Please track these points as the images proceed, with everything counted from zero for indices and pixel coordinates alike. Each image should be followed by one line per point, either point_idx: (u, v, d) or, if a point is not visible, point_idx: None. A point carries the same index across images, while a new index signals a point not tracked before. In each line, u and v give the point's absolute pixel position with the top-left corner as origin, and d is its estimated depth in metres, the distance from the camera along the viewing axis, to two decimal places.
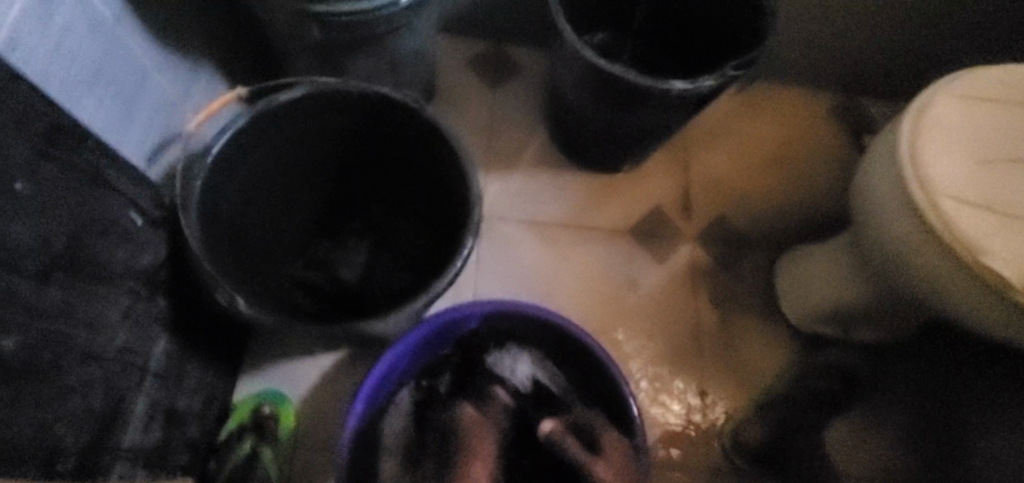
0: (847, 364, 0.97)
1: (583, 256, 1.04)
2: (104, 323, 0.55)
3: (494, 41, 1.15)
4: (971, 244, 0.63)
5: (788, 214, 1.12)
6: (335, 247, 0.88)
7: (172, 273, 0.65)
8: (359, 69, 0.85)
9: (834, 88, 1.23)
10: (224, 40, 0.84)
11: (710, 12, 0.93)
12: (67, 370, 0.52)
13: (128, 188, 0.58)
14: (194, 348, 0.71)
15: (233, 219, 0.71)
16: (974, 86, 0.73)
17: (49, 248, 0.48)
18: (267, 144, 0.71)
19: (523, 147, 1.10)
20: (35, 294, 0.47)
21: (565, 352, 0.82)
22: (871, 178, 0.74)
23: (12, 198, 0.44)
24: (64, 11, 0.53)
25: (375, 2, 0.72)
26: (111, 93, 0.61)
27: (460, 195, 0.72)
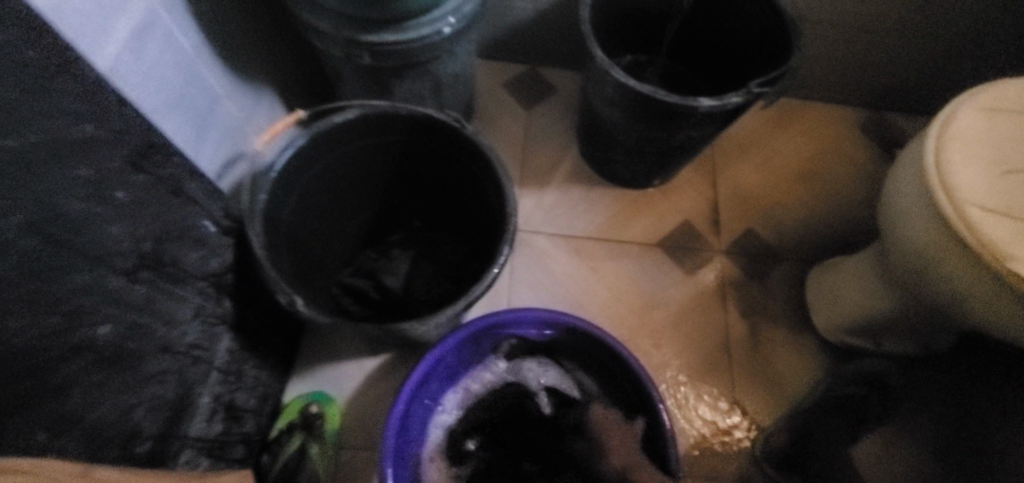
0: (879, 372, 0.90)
1: (615, 268, 1.07)
2: (181, 319, 0.61)
3: (528, 64, 1.22)
4: (998, 251, 0.64)
5: (817, 228, 1.13)
6: (380, 256, 0.94)
7: (236, 278, 0.71)
8: (404, 91, 0.91)
9: (861, 105, 1.24)
10: (281, 66, 0.92)
11: (737, 33, 0.96)
12: (149, 360, 0.58)
13: (205, 199, 0.64)
14: (252, 348, 0.77)
15: (291, 229, 0.77)
16: (998, 98, 0.74)
17: (140, 249, 0.54)
18: (324, 161, 0.77)
19: (557, 164, 1.15)
20: (128, 289, 0.53)
21: (600, 363, 0.85)
22: (899, 190, 0.76)
23: (116, 205, 0.51)
24: (153, 44, 0.61)
25: (421, 31, 0.79)
26: (189, 115, 0.68)
27: (497, 206, 0.78)
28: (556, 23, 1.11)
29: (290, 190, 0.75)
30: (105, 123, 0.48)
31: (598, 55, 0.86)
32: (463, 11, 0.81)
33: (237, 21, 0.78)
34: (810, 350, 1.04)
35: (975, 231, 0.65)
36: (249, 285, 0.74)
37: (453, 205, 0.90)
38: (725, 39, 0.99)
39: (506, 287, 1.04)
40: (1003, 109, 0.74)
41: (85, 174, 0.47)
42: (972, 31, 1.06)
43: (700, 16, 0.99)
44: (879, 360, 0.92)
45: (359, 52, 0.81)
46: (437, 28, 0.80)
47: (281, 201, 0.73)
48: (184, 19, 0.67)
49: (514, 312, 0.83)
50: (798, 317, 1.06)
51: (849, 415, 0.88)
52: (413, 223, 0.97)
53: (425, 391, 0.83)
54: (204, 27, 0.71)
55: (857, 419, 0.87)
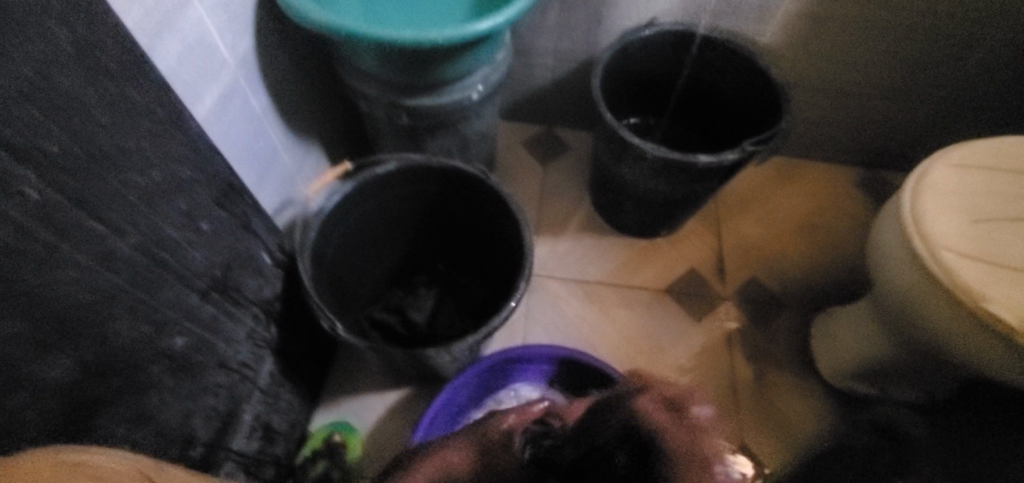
0: (894, 424, 0.93)
1: (625, 311, 1.14)
2: (235, 339, 0.70)
3: (545, 126, 1.34)
4: (972, 291, 0.69)
5: (820, 278, 1.19)
6: (408, 295, 1.02)
7: (282, 307, 0.80)
8: (434, 147, 1.03)
9: (858, 164, 1.33)
10: (329, 124, 1.05)
11: (733, 98, 1.07)
12: (208, 372, 0.66)
13: (264, 235, 0.75)
14: (289, 374, 0.85)
15: (332, 265, 0.87)
16: (966, 156, 0.82)
17: (211, 274, 0.64)
18: (365, 207, 0.88)
19: (570, 213, 1.24)
20: (198, 307, 0.63)
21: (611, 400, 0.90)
22: (884, 240, 0.83)
23: (201, 234, 0.62)
24: (232, 105, 0.73)
25: (453, 96, 0.91)
26: (254, 164, 0.80)
27: (515, 247, 0.86)
28: (570, 90, 1.24)
29: (334, 231, 0.85)
30: (201, 168, 0.61)
31: (607, 117, 0.97)
32: (490, 79, 0.94)
33: (298, 87, 0.91)
34: (818, 398, 1.07)
35: (950, 273, 0.71)
36: (292, 315, 0.83)
37: (474, 249, 0.99)
38: (724, 104, 1.10)
39: (523, 328, 1.11)
40: (973, 165, 0.82)
41: (182, 208, 0.59)
42: (952, 97, 1.15)
43: (699, 84, 1.11)
44: (897, 408, 0.98)
45: (399, 113, 0.93)
46: (467, 94, 0.92)
47: (325, 240, 0.83)
48: (257, 85, 0.79)
49: (526, 348, 0.90)
50: (805, 363, 1.10)
51: (864, 457, 0.88)
52: (436, 266, 1.06)
53: (451, 407, 0.90)
54: (272, 92, 0.84)
55: (870, 460, 0.87)
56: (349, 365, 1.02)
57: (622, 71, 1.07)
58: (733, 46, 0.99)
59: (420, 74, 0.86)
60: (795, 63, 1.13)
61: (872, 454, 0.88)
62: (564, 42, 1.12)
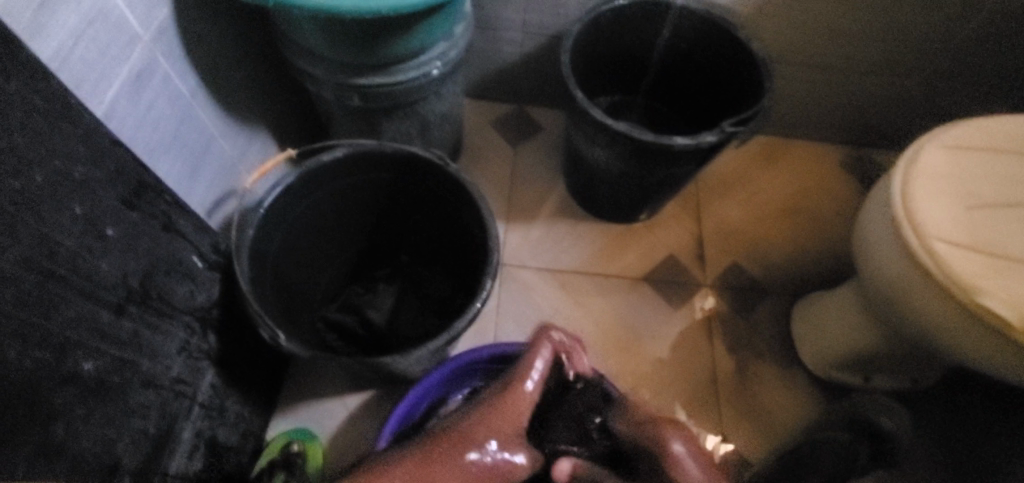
0: (867, 413, 0.83)
1: (600, 300, 1.09)
2: (165, 352, 0.63)
3: (515, 105, 1.26)
4: (966, 285, 0.65)
5: (803, 263, 1.15)
6: (368, 291, 0.96)
7: (222, 313, 0.73)
8: (393, 131, 0.95)
9: (842, 143, 1.28)
10: (276, 108, 0.96)
11: (714, 73, 1.00)
12: (132, 393, 0.59)
13: (193, 235, 0.67)
14: (235, 384, 0.78)
15: (278, 264, 0.80)
16: (959, 137, 0.77)
17: (128, 284, 0.57)
18: (314, 199, 0.80)
19: (543, 198, 1.18)
20: (113, 323, 0.56)
21: None
22: (872, 226, 0.78)
23: (107, 241, 0.54)
24: (148, 88, 0.64)
25: (408, 75, 0.83)
26: (182, 154, 0.72)
27: (478, 240, 0.80)
28: (541, 66, 1.16)
29: (278, 226, 0.77)
30: (100, 165, 0.53)
31: (578, 96, 0.89)
32: (450, 56, 0.86)
33: (235, 65, 0.82)
34: (802, 388, 1.04)
35: (943, 266, 0.66)
36: (234, 320, 0.76)
37: (438, 241, 0.92)
38: (705, 81, 1.03)
39: (493, 323, 1.05)
40: (966, 147, 0.77)
41: (83, 211, 0.51)
42: (940, 72, 1.10)
43: (677, 59, 1.04)
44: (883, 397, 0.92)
45: (349, 95, 0.85)
46: (424, 72, 0.84)
47: (267, 237, 0.75)
48: (181, 64, 0.70)
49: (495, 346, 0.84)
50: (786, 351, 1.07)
51: (840, 456, 0.80)
52: (401, 258, 0.99)
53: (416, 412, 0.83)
54: (202, 72, 0.75)
55: (848, 462, 0.79)
56: (307, 366, 0.96)
57: (594, 46, 0.99)
58: (711, 17, 0.92)
59: (368, 51, 0.78)
60: (778, 35, 1.06)
61: (849, 454, 0.80)
62: (533, 14, 1.04)
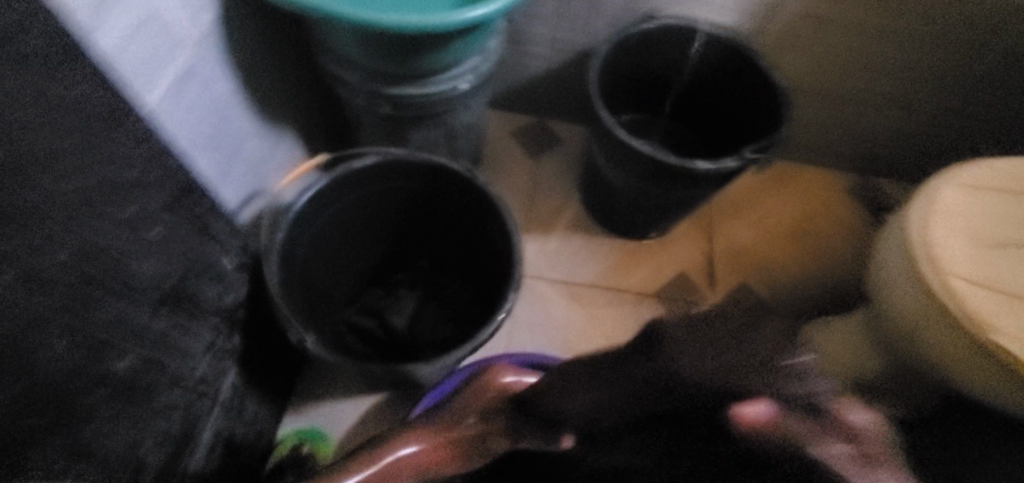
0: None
1: (611, 316, 1.10)
2: (193, 352, 0.64)
3: (536, 117, 1.28)
4: (980, 321, 0.67)
5: (812, 288, 1.16)
6: (387, 296, 0.97)
7: (246, 314, 0.74)
8: (420, 139, 0.96)
9: (854, 171, 1.30)
10: (306, 110, 0.97)
11: (735, 98, 1.02)
12: (159, 393, 0.60)
13: (226, 237, 0.68)
14: (254, 385, 0.79)
15: (304, 267, 0.81)
16: (976, 176, 0.79)
17: (164, 285, 0.58)
18: (343, 205, 0.81)
19: (559, 211, 1.19)
20: (148, 322, 0.56)
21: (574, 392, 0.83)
22: (886, 258, 0.80)
23: (147, 243, 0.55)
24: (190, 90, 0.65)
25: (439, 87, 0.84)
26: (217, 155, 0.73)
27: (503, 253, 0.81)
28: (563, 81, 1.17)
29: (305, 230, 0.78)
30: (148, 167, 0.54)
31: (604, 115, 0.91)
32: (480, 70, 0.87)
33: (270, 68, 0.83)
34: None
35: (959, 302, 0.68)
36: (257, 321, 0.77)
37: (459, 250, 0.93)
38: (726, 105, 1.05)
39: (504, 333, 1.06)
40: (982, 186, 0.79)
41: (128, 213, 0.52)
42: (953, 108, 1.12)
43: (699, 82, 1.05)
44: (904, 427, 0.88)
45: (380, 103, 0.86)
46: (454, 85, 0.85)
47: (296, 240, 0.76)
48: (222, 67, 0.71)
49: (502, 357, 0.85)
50: None
51: None
52: (418, 265, 1.00)
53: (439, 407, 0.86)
54: (240, 75, 0.76)
55: None
56: (321, 368, 0.97)
57: (619, 65, 1.00)
58: (736, 43, 0.94)
59: (404, 62, 0.79)
60: (799, 64, 1.08)
61: None
62: (561, 31, 1.05)
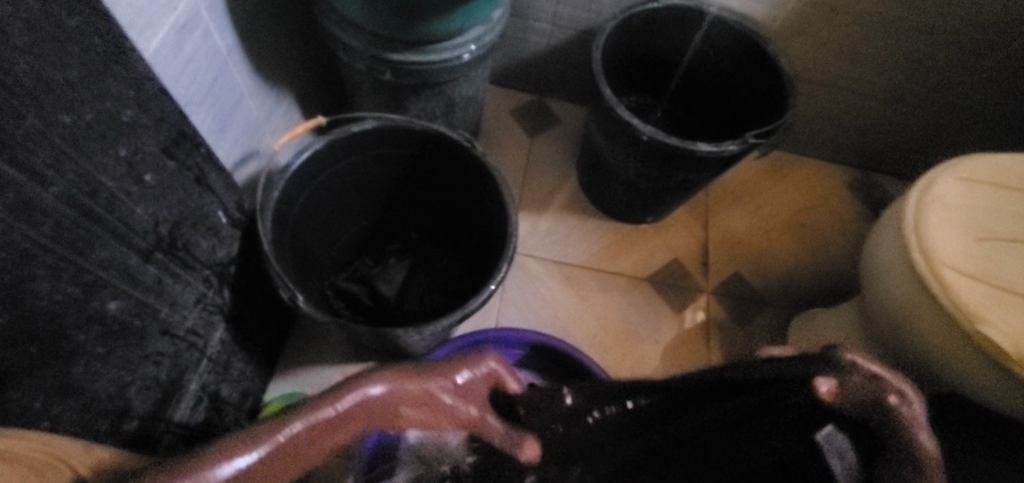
0: None
1: (603, 297, 1.10)
2: (184, 303, 0.64)
3: (537, 96, 1.28)
4: (969, 311, 0.67)
5: (803, 278, 1.16)
6: (377, 265, 0.98)
7: (238, 270, 0.74)
8: (419, 108, 0.96)
9: (851, 165, 1.31)
10: (304, 75, 0.97)
11: (737, 85, 1.02)
12: (149, 340, 0.59)
13: (221, 191, 0.67)
14: (243, 343, 0.78)
15: (297, 229, 0.80)
16: (972, 171, 0.79)
17: (158, 231, 0.58)
18: (339, 169, 0.81)
19: (555, 190, 1.19)
20: (141, 268, 0.56)
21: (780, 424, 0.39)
22: (879, 247, 0.80)
23: (144, 186, 0.55)
24: (191, 40, 0.64)
25: (442, 55, 0.84)
26: (215, 110, 0.72)
27: (498, 224, 0.80)
28: (566, 59, 1.17)
29: (301, 190, 0.77)
30: (146, 110, 0.53)
31: (607, 94, 0.90)
32: (484, 40, 0.86)
33: (271, 24, 0.82)
34: None
35: (948, 292, 0.68)
36: (248, 278, 0.77)
37: (453, 222, 0.94)
38: (728, 90, 1.05)
39: (494, 308, 1.06)
40: (978, 181, 0.79)
41: (123, 154, 0.51)
42: (954, 106, 1.13)
43: (703, 67, 1.05)
44: None
45: (381, 68, 0.85)
46: (457, 54, 0.85)
47: (291, 199, 0.76)
48: (223, 21, 0.70)
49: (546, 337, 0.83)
50: None
51: None
52: (411, 236, 1.01)
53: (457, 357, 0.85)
54: (239, 29, 0.75)
55: None
56: (310, 333, 0.96)
57: (624, 44, 1.00)
58: (742, 28, 0.93)
59: (408, 26, 0.78)
60: (805, 53, 1.07)
61: None
62: (567, 8, 1.05)
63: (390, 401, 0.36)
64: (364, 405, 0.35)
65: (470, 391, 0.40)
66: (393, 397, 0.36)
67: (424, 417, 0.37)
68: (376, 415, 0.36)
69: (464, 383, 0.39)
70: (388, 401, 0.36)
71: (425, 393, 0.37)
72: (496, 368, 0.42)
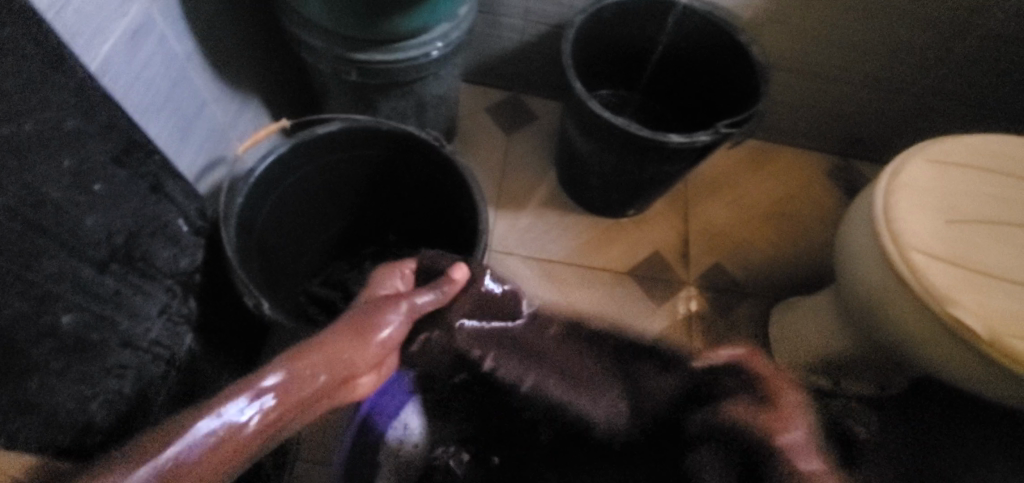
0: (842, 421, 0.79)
1: (583, 293, 1.09)
2: (146, 314, 0.63)
3: (512, 92, 1.27)
4: (940, 294, 0.67)
5: (785, 267, 1.16)
6: (352, 268, 0.97)
7: (202, 279, 0.73)
8: (389, 108, 0.95)
9: (828, 151, 1.31)
10: (270, 78, 0.96)
11: (710, 75, 1.02)
12: (110, 353, 0.58)
13: (179, 199, 0.66)
14: (214, 352, 0.77)
15: (264, 235, 0.79)
16: (942, 153, 0.79)
17: (111, 241, 0.56)
18: (306, 172, 0.80)
19: (533, 186, 1.18)
20: (95, 280, 0.55)
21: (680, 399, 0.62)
22: (853, 233, 0.80)
23: (93, 196, 0.53)
24: (145, 46, 0.63)
25: (409, 53, 0.83)
26: (175, 117, 0.71)
27: (470, 223, 0.79)
28: (538, 54, 1.16)
29: (267, 194, 0.76)
30: (91, 118, 0.52)
31: (577, 88, 0.89)
32: (451, 37, 0.85)
33: (231, 28, 0.81)
34: None
35: (919, 276, 0.68)
36: (215, 286, 0.76)
37: (428, 222, 0.93)
38: (701, 80, 1.05)
39: None
40: (948, 163, 0.79)
41: (67, 165, 0.50)
42: (926, 90, 1.13)
43: (674, 57, 1.05)
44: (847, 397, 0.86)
45: (346, 68, 0.84)
46: (424, 52, 0.83)
47: (257, 205, 0.75)
48: (179, 26, 0.69)
49: None
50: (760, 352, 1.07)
51: None
52: (387, 238, 1.00)
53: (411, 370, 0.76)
54: (197, 34, 0.73)
55: None
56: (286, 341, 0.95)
57: (594, 38, 0.99)
58: (711, 17, 0.93)
59: (370, 25, 0.77)
60: (776, 42, 1.07)
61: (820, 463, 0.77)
62: (536, 3, 1.04)
63: (287, 387, 0.40)
64: (295, 381, 0.40)
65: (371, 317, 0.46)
66: (286, 386, 0.40)
67: (372, 341, 0.45)
68: (314, 378, 0.41)
69: (354, 324, 0.45)
70: (321, 357, 0.42)
71: (326, 359, 0.42)
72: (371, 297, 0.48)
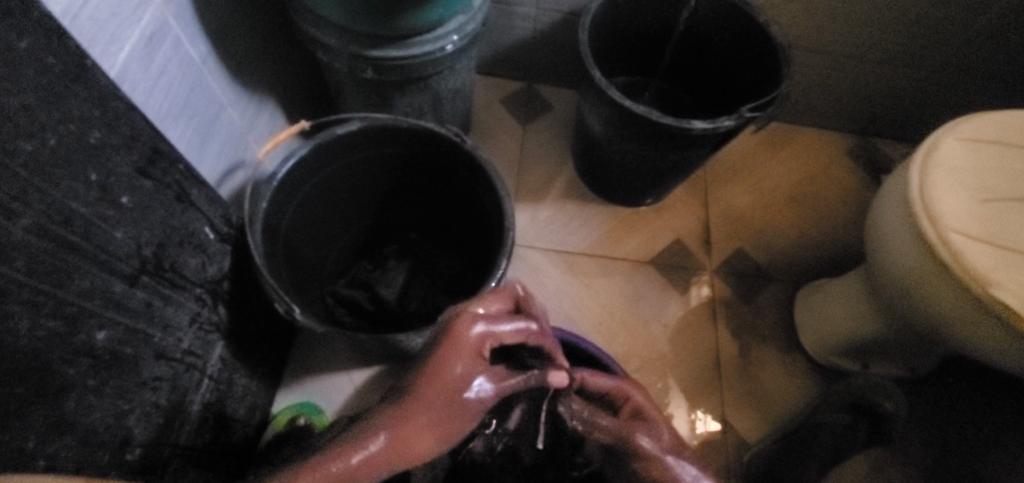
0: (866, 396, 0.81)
1: (606, 284, 1.08)
2: (178, 324, 0.63)
3: (526, 82, 1.25)
4: (978, 274, 0.65)
5: (808, 250, 1.14)
6: (376, 267, 0.96)
7: (231, 285, 0.72)
8: (406, 104, 0.93)
9: (849, 130, 1.28)
10: (286, 77, 0.94)
11: (728, 56, 0.99)
12: (144, 366, 0.58)
13: (204, 207, 0.66)
14: (244, 358, 0.77)
15: (288, 239, 0.79)
16: (975, 130, 0.77)
17: (142, 254, 0.56)
18: (327, 173, 0.79)
19: (551, 177, 1.17)
20: (127, 293, 0.55)
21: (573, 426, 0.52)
22: (886, 214, 0.78)
23: (121, 209, 0.53)
24: (160, 52, 0.62)
25: (425, 48, 0.81)
26: (194, 122, 0.70)
27: (494, 218, 0.78)
28: (552, 42, 1.14)
29: (290, 198, 0.75)
30: (115, 129, 0.51)
31: (596, 76, 0.87)
32: (466, 29, 0.83)
33: (245, 29, 0.80)
34: (801, 372, 1.03)
35: (958, 257, 0.66)
36: (243, 292, 0.75)
37: (450, 218, 0.91)
38: (719, 63, 1.02)
39: None
40: (982, 141, 0.77)
41: (93, 178, 0.49)
42: (951, 64, 1.10)
43: (692, 41, 1.02)
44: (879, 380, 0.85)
45: (362, 66, 0.82)
46: (441, 45, 0.82)
47: (281, 208, 0.74)
48: (193, 29, 0.68)
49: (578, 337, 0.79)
50: (786, 338, 1.06)
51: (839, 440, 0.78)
52: (409, 235, 0.99)
53: None
54: (212, 36, 0.72)
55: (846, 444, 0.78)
56: (313, 342, 0.95)
57: (609, 24, 0.97)
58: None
59: (384, 21, 0.75)
60: (796, 21, 1.05)
61: (849, 436, 0.78)
62: None
63: (397, 452, 0.38)
64: (376, 457, 0.37)
65: (480, 400, 0.41)
66: (398, 448, 0.38)
67: (450, 434, 0.40)
68: (395, 458, 0.38)
69: (467, 399, 0.41)
70: (411, 435, 0.38)
71: (432, 438, 0.39)
72: (483, 331, 0.44)
